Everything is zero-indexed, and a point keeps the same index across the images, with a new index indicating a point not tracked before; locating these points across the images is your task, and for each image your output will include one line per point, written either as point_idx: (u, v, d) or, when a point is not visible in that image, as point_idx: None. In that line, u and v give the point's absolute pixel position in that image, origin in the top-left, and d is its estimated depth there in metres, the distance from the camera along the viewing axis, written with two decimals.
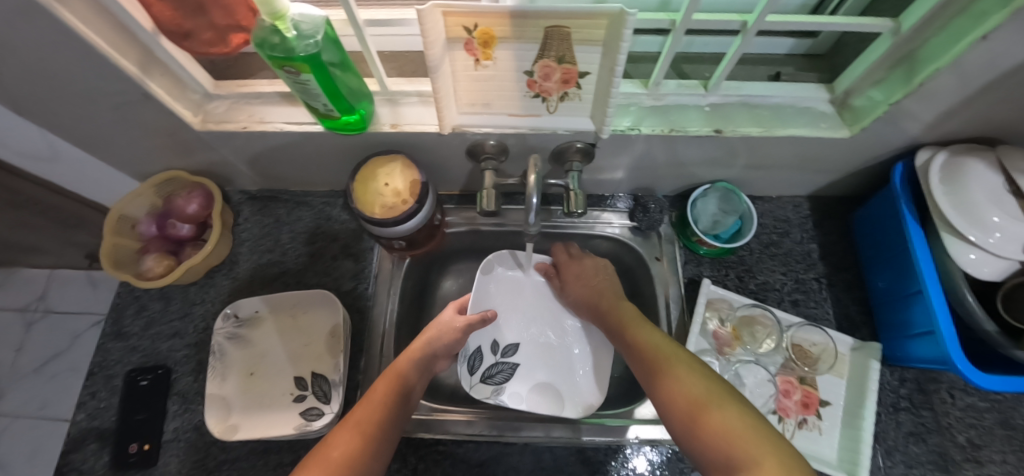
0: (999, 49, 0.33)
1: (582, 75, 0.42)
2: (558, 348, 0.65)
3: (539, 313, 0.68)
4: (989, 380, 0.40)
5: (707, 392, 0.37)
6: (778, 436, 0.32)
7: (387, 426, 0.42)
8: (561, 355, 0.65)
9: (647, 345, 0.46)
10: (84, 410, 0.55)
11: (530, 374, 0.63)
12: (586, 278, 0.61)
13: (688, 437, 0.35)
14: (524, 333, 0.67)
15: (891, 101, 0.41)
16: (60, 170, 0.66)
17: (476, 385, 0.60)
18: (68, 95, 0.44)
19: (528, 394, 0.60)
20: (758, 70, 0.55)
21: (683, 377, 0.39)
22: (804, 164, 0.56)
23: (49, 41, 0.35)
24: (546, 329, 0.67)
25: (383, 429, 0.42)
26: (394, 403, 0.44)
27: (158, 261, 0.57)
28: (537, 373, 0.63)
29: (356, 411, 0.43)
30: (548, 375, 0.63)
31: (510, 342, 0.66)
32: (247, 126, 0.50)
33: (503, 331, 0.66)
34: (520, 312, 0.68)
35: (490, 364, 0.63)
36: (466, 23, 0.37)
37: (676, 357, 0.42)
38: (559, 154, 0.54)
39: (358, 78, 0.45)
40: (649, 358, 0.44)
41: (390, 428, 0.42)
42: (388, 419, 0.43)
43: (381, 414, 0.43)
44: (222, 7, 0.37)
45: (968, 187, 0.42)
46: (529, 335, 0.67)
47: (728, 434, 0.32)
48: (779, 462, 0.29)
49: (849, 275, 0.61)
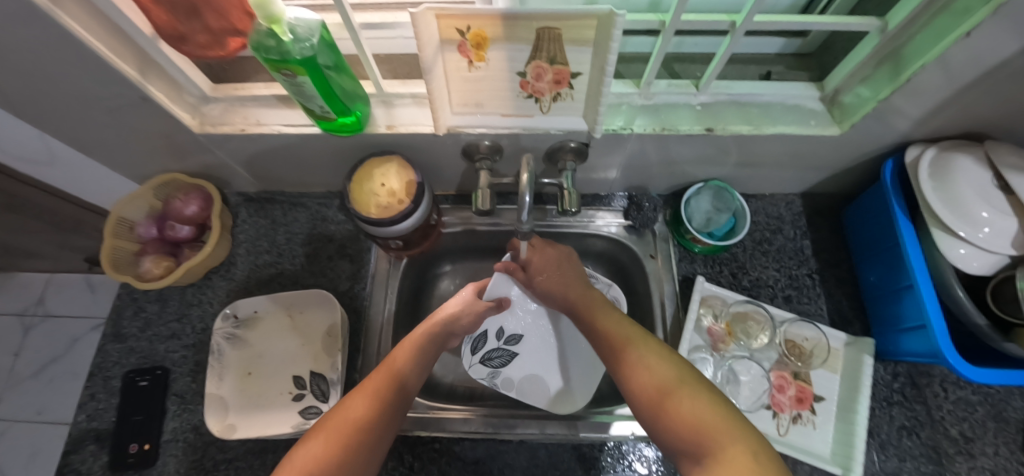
0: (981, 45, 0.33)
1: (573, 75, 0.43)
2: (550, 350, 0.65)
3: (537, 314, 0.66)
4: (979, 373, 0.41)
5: (677, 380, 0.36)
6: (745, 422, 0.32)
7: (401, 395, 0.42)
8: (549, 358, 0.64)
9: (617, 334, 0.45)
10: (83, 411, 0.55)
11: (524, 366, 0.64)
12: (553, 273, 0.57)
13: (656, 426, 0.35)
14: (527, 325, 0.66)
15: (879, 98, 0.42)
16: (59, 174, 0.66)
17: (474, 365, 0.63)
18: (68, 98, 0.44)
19: (519, 384, 0.62)
20: (748, 69, 0.56)
21: (650, 364, 0.38)
22: (796, 161, 0.56)
23: (49, 45, 0.35)
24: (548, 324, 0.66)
25: (398, 397, 0.42)
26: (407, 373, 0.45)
27: (157, 263, 0.58)
28: (534, 364, 0.64)
29: (371, 378, 0.43)
30: (541, 370, 0.63)
31: (514, 331, 0.66)
32: (244, 128, 0.51)
33: (510, 319, 0.66)
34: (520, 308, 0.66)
35: (491, 349, 0.64)
36: (458, 25, 0.38)
37: (640, 344, 0.42)
38: (552, 154, 0.54)
39: (353, 80, 0.46)
40: (614, 345, 0.43)
41: (404, 397, 0.43)
42: (400, 389, 0.43)
43: (394, 384, 0.43)
44: (217, 11, 0.37)
45: (955, 182, 0.43)
46: (532, 327, 0.66)
47: (698, 423, 0.32)
48: (749, 457, 0.28)
49: (841, 272, 0.61)
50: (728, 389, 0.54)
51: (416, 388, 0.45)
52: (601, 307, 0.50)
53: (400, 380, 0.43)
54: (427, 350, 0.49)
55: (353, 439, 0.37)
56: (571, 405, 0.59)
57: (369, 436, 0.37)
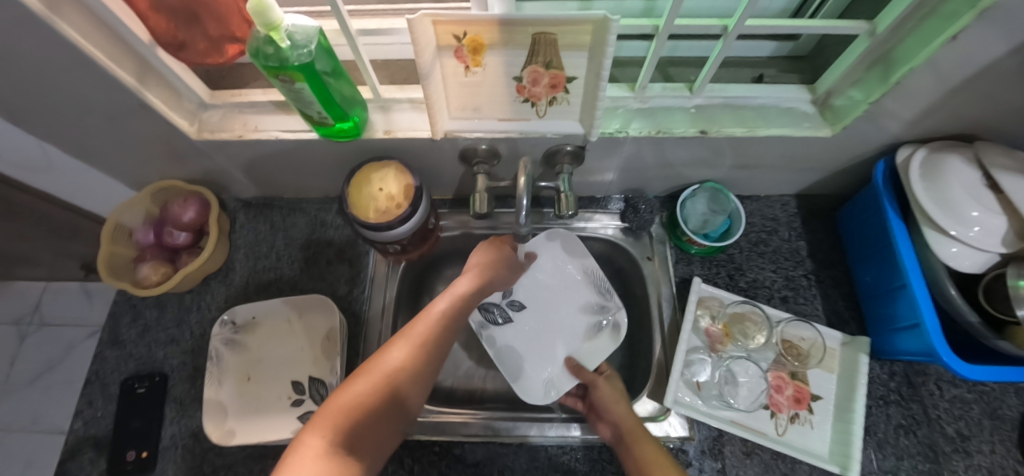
0: (969, 48, 0.34)
1: (569, 80, 0.43)
2: (567, 326, 0.66)
3: (569, 295, 0.68)
4: (973, 370, 0.41)
5: None
6: None
7: (439, 348, 0.43)
8: (563, 334, 0.66)
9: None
10: (80, 418, 0.55)
11: (513, 332, 0.66)
12: (608, 389, 0.53)
13: None
14: (536, 295, 0.69)
15: (870, 100, 0.43)
16: (56, 180, 0.66)
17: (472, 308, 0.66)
18: (65, 105, 0.44)
19: (496, 345, 0.65)
20: (742, 73, 0.56)
21: None
22: (790, 163, 0.57)
23: (49, 53, 0.36)
24: (552, 310, 0.68)
25: (436, 350, 0.42)
26: (448, 325, 0.45)
27: (154, 269, 0.58)
28: (522, 340, 0.66)
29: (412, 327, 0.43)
30: (524, 346, 0.65)
31: (520, 299, 0.68)
32: (241, 134, 0.51)
33: (521, 285, 0.69)
34: (546, 284, 0.69)
35: (493, 303, 0.67)
36: (455, 31, 0.39)
37: None
38: (549, 157, 0.55)
39: (351, 86, 0.46)
40: None
41: (440, 352, 0.43)
42: (442, 339, 0.44)
43: (435, 335, 0.43)
44: (217, 19, 0.38)
45: (945, 182, 0.43)
46: (540, 300, 0.68)
47: None
48: None
49: (836, 272, 0.62)
50: (726, 389, 0.54)
51: (451, 341, 0.45)
52: (649, 442, 0.45)
53: (443, 329, 0.44)
54: (466, 304, 0.48)
55: (392, 389, 0.37)
56: (525, 389, 0.60)
57: (408, 386, 0.39)
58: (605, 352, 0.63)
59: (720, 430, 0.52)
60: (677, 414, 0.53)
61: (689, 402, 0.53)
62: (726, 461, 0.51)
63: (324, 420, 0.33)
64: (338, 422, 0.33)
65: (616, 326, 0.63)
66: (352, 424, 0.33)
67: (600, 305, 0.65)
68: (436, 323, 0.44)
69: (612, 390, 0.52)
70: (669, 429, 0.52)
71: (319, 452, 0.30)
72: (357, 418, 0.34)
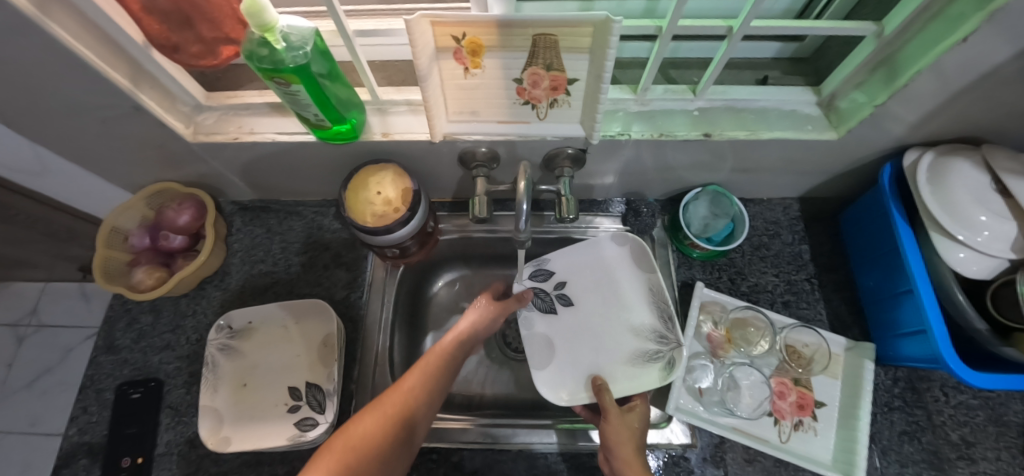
0: (978, 51, 0.33)
1: (570, 82, 0.43)
2: (612, 350, 0.60)
3: (624, 317, 0.61)
4: (981, 378, 0.41)
5: None
6: None
7: (434, 393, 0.43)
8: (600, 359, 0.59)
9: None
10: (75, 424, 0.54)
11: (552, 322, 0.63)
12: (620, 429, 0.45)
13: None
14: (587, 294, 0.64)
15: (875, 103, 0.42)
16: (52, 183, 0.66)
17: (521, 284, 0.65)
18: (57, 109, 0.44)
19: (533, 329, 0.63)
20: (744, 75, 0.56)
21: None
22: (792, 166, 0.56)
23: (38, 56, 0.35)
24: (600, 325, 0.62)
25: (431, 397, 0.42)
26: (442, 372, 0.45)
27: (149, 273, 0.57)
28: (562, 336, 0.62)
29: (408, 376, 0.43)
30: (562, 342, 0.61)
31: (570, 293, 0.64)
32: (237, 137, 0.50)
33: (574, 279, 0.65)
34: (603, 295, 0.64)
35: (543, 290, 0.65)
36: (454, 33, 0.38)
37: None
38: (549, 160, 0.54)
39: (348, 88, 0.45)
40: None
41: (434, 401, 0.43)
42: (436, 387, 0.44)
43: (430, 382, 0.43)
44: (210, 21, 0.37)
45: (953, 186, 0.43)
46: (592, 300, 0.64)
47: None
48: None
49: (839, 276, 0.61)
50: (729, 395, 0.54)
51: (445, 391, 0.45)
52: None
53: (437, 377, 0.44)
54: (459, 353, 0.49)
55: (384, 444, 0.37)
56: (540, 385, 0.57)
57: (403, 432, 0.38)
58: (643, 387, 0.54)
59: (722, 437, 0.51)
60: (678, 420, 0.53)
61: (690, 409, 0.52)
62: (728, 469, 0.50)
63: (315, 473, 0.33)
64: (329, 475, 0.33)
65: (670, 363, 0.54)
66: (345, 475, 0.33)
67: (659, 333, 0.57)
68: (430, 372, 0.44)
69: (625, 431, 0.45)
70: (670, 435, 0.52)
71: None
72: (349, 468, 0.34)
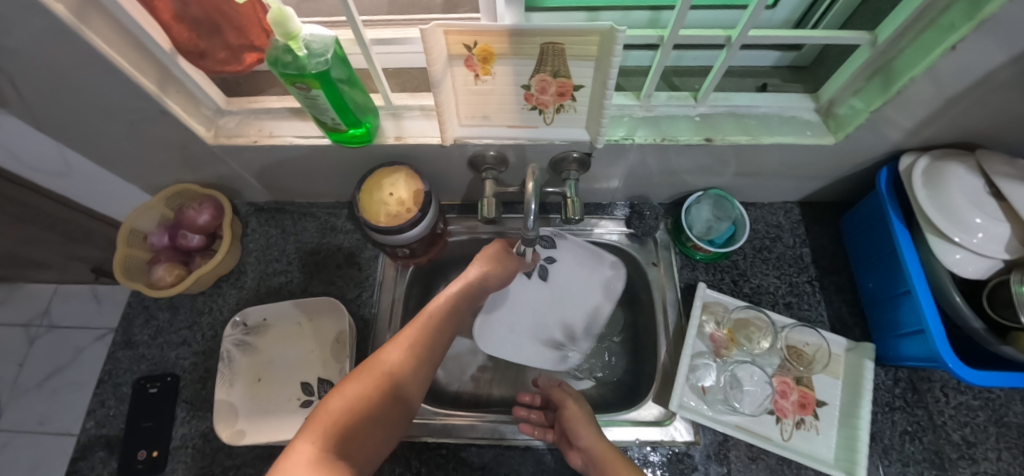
0: (970, 58, 0.35)
1: (576, 88, 0.45)
2: (538, 330, 0.70)
3: (563, 314, 0.70)
4: (979, 376, 0.42)
5: None
6: None
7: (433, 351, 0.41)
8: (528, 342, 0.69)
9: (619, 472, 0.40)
10: (93, 418, 0.56)
11: (522, 285, 0.69)
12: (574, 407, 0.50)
13: None
14: (563, 273, 0.69)
15: (871, 109, 0.44)
16: (74, 184, 0.68)
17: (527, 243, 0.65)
18: (88, 111, 0.46)
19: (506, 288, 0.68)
20: (745, 82, 0.57)
21: None
22: (792, 170, 0.58)
23: (77, 60, 0.37)
24: (548, 310, 0.70)
25: (432, 353, 0.41)
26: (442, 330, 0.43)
27: (169, 271, 0.59)
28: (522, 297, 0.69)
29: (404, 332, 0.41)
30: (516, 304, 0.69)
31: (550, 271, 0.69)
32: (256, 140, 0.52)
33: (559, 262, 0.69)
34: (567, 289, 0.70)
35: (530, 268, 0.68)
36: (466, 41, 0.40)
37: None
38: (556, 164, 0.56)
39: (364, 94, 0.47)
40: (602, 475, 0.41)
41: (434, 357, 0.41)
42: (437, 342, 0.42)
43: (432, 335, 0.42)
44: (237, 29, 0.40)
45: (948, 190, 0.44)
46: (559, 286, 0.69)
47: None
48: None
49: (840, 279, 0.62)
50: (732, 394, 0.55)
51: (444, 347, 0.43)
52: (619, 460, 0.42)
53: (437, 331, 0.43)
54: (461, 308, 0.47)
55: (384, 395, 0.35)
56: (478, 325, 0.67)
57: (400, 390, 0.37)
58: (536, 363, 0.67)
59: (725, 436, 0.52)
60: (683, 418, 0.53)
61: (695, 407, 0.53)
62: (731, 467, 0.51)
63: (313, 427, 0.30)
64: (327, 431, 0.30)
65: (565, 358, 0.68)
66: (344, 433, 0.31)
67: (574, 335, 0.69)
68: (432, 325, 0.43)
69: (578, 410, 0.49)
70: (674, 433, 0.53)
71: (311, 455, 0.27)
72: (346, 422, 0.31)
